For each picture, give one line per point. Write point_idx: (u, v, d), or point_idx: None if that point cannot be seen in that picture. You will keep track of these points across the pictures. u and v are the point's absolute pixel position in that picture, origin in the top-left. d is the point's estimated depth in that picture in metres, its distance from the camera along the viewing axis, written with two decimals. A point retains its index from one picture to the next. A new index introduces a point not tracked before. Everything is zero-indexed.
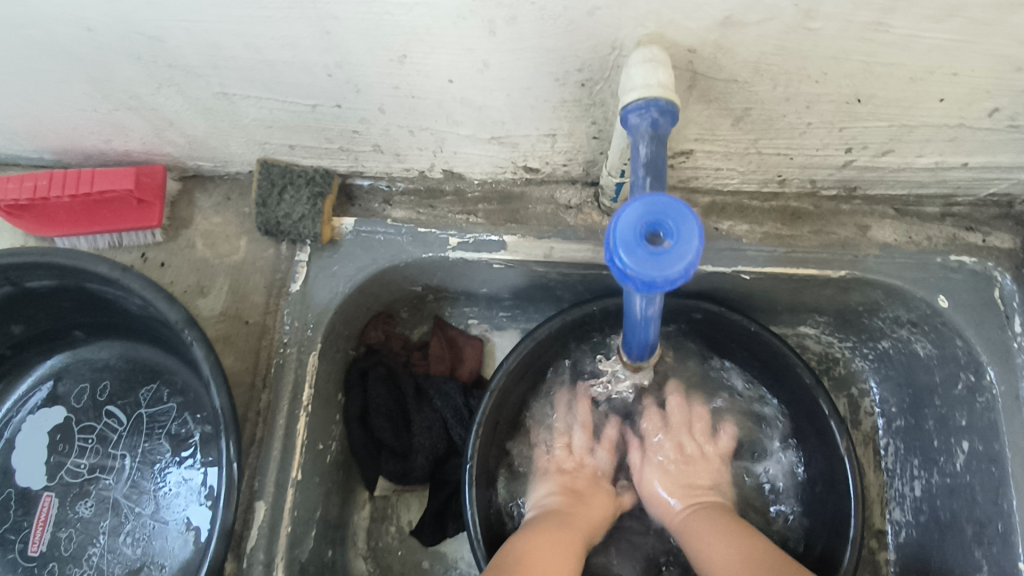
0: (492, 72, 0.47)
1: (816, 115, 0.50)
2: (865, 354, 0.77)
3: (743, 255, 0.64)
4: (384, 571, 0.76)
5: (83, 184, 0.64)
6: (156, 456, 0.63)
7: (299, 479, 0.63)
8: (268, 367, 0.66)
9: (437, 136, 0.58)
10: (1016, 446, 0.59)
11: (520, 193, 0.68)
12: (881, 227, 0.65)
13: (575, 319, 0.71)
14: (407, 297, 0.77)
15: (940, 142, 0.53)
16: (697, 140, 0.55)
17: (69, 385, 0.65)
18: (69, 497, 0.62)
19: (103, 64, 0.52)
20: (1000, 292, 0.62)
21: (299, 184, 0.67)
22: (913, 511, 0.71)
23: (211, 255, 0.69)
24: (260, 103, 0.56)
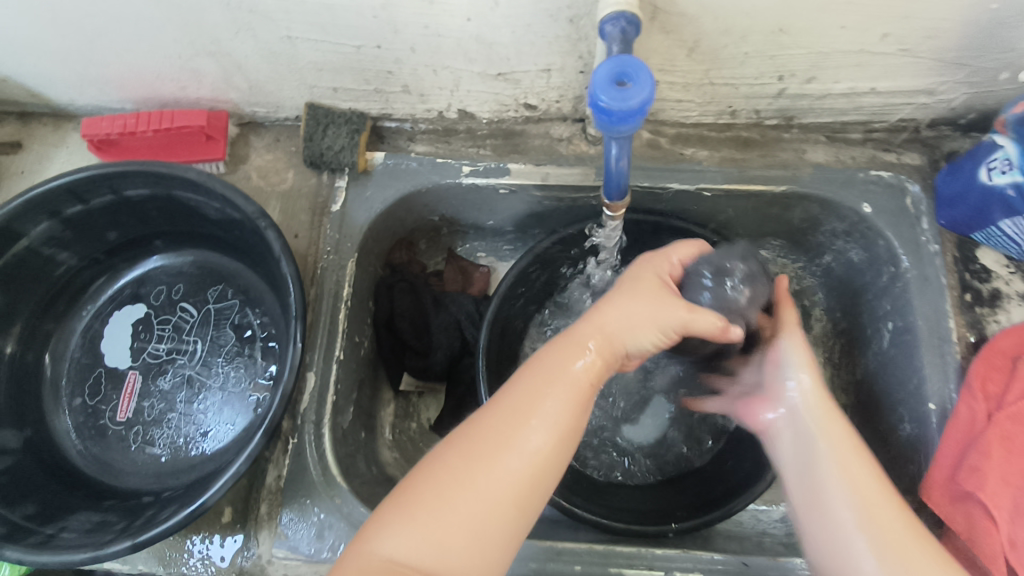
0: (501, 10, 0.62)
1: (751, 45, 0.65)
2: (813, 271, 0.90)
3: (703, 175, 0.79)
4: (408, 457, 0.89)
5: (165, 121, 0.78)
6: (222, 341, 0.76)
7: (341, 358, 0.77)
8: (315, 268, 0.80)
9: (455, 74, 0.73)
10: (925, 316, 0.73)
11: (521, 131, 0.83)
12: (815, 150, 0.80)
13: (568, 236, 0.84)
14: (425, 228, 0.92)
15: (850, 68, 0.68)
16: (662, 71, 0.70)
17: (149, 287, 0.79)
18: (150, 374, 0.75)
19: (194, 12, 0.66)
20: (911, 198, 0.77)
21: (339, 123, 0.82)
22: (855, 393, 0.85)
23: (265, 185, 0.84)
24: (317, 45, 0.70)
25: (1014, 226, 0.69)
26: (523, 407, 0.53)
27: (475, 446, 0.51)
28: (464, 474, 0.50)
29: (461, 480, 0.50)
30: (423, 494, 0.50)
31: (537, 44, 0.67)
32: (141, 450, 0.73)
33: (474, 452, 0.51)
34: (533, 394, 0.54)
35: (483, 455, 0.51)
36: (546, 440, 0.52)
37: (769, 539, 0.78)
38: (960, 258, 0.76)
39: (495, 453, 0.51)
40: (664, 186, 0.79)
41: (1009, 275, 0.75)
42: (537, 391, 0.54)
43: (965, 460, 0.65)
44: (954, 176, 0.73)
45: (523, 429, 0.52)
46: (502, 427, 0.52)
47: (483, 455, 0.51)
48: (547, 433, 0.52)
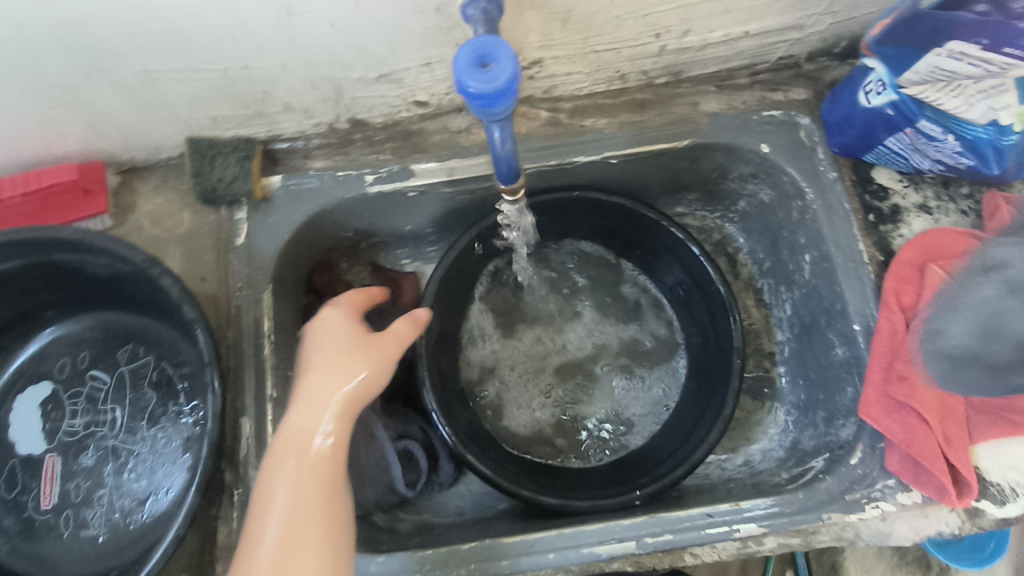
0: (364, 10, 0.60)
1: (621, 7, 0.65)
2: (732, 218, 0.93)
3: (606, 142, 0.79)
4: None
5: (32, 182, 0.72)
6: (144, 403, 0.72)
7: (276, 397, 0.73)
8: (229, 308, 0.76)
9: (335, 83, 0.71)
10: (835, 242, 0.76)
11: (419, 129, 0.81)
12: (708, 101, 0.81)
13: (488, 228, 0.83)
14: (343, 246, 0.89)
15: (720, 15, 0.69)
16: (542, 47, 0.70)
17: (52, 362, 0.73)
18: (70, 453, 0.70)
19: (35, 61, 0.61)
20: (804, 131, 0.79)
21: (226, 152, 0.78)
22: (789, 328, 0.88)
23: (159, 231, 0.79)
24: (178, 75, 0.66)
25: (898, 141, 0.72)
26: (306, 433, 0.60)
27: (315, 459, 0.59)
28: (309, 483, 0.58)
29: (292, 514, 0.56)
30: (258, 534, 0.56)
31: (412, 39, 0.65)
32: (76, 535, 0.67)
33: (309, 474, 0.58)
34: (308, 420, 0.61)
35: (310, 493, 0.57)
36: (306, 466, 0.58)
37: (733, 485, 0.79)
38: (858, 181, 0.78)
39: (295, 484, 0.58)
40: (570, 161, 0.79)
41: (904, 189, 0.77)
42: (309, 408, 0.61)
43: (894, 370, 0.68)
44: (838, 104, 0.76)
45: (285, 458, 0.59)
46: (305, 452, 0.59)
47: (307, 486, 0.58)
48: (309, 468, 0.58)
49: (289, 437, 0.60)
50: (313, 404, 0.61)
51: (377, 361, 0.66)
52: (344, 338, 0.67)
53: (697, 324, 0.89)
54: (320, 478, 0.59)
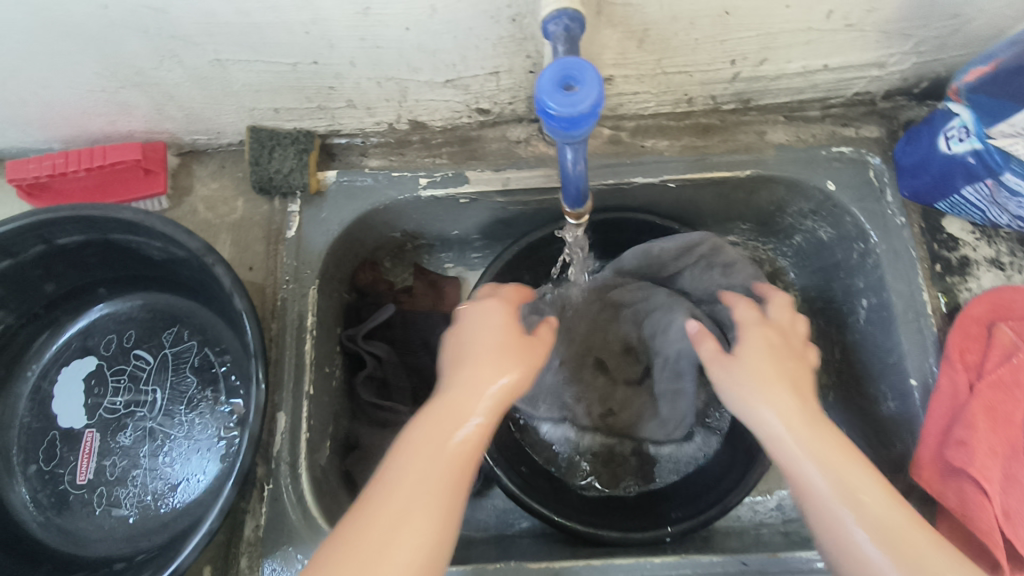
0: (441, 16, 0.59)
1: (700, 31, 0.63)
2: (785, 252, 0.90)
3: (666, 166, 0.77)
4: None
5: (96, 158, 0.73)
6: (183, 387, 0.72)
7: (311, 393, 0.73)
8: (274, 300, 0.76)
9: (401, 85, 0.70)
10: (897, 291, 0.73)
11: (477, 136, 0.80)
12: (775, 131, 0.79)
13: (535, 241, 0.83)
14: (389, 246, 0.89)
15: (800, 47, 0.67)
16: (613, 65, 0.68)
17: (98, 338, 0.74)
18: (109, 430, 0.70)
19: (114, 42, 0.62)
20: (874, 171, 0.76)
21: (285, 143, 0.78)
22: (835, 372, 0.85)
23: (213, 216, 0.80)
24: (250, 66, 0.66)
25: (976, 192, 0.68)
26: (440, 427, 0.51)
27: (449, 448, 0.50)
28: (434, 474, 0.49)
29: (416, 498, 0.48)
30: (366, 525, 0.47)
31: (483, 48, 0.64)
32: (107, 513, 0.68)
33: (436, 463, 0.50)
34: (449, 411, 0.52)
35: (442, 482, 0.49)
36: (436, 456, 0.50)
37: (767, 530, 0.77)
38: (927, 228, 0.75)
39: (421, 471, 0.49)
40: (629, 181, 0.77)
41: (976, 241, 0.74)
42: (452, 406, 0.52)
43: (951, 435, 0.65)
44: (915, 145, 0.73)
45: (421, 439, 0.51)
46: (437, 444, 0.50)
47: (433, 485, 0.49)
48: (449, 457, 0.50)
49: (428, 419, 0.52)
50: (460, 388, 0.53)
51: (529, 368, 0.56)
52: (493, 330, 0.58)
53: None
54: (448, 477, 0.49)
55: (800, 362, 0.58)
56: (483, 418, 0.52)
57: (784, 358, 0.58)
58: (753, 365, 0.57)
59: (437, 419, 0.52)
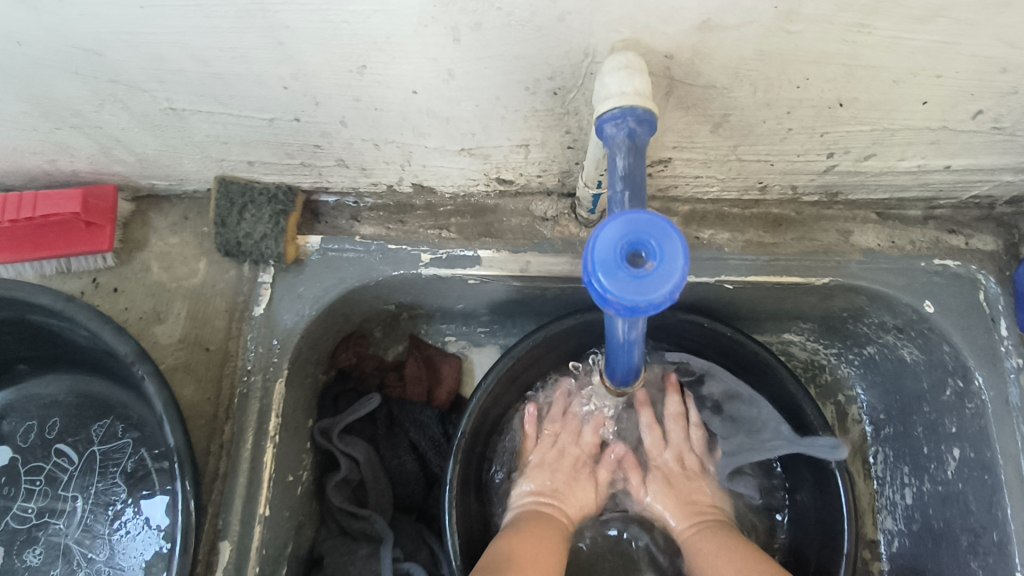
0: (458, 82, 0.44)
1: (797, 120, 0.48)
2: (851, 360, 0.75)
3: (725, 264, 0.63)
4: None
5: (24, 208, 0.59)
6: (111, 497, 0.58)
7: (266, 515, 0.59)
8: (230, 394, 0.62)
9: (404, 150, 0.55)
10: (1008, 453, 0.58)
11: (495, 206, 0.65)
12: (864, 232, 0.63)
13: (557, 334, 0.68)
14: (380, 316, 0.74)
15: (922, 145, 0.51)
16: (675, 147, 0.53)
17: (14, 424, 0.61)
18: (15, 544, 0.58)
19: (37, 80, 0.48)
20: (984, 295, 0.62)
21: (260, 202, 0.64)
22: (905, 519, 0.69)
23: (168, 279, 0.66)
24: (213, 118, 0.52)
25: None
26: (532, 552, 0.55)
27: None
28: None
29: None
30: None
31: (511, 119, 0.49)
32: None
33: None
34: (537, 544, 0.56)
35: None
36: None
37: None
38: None
39: None
40: None
41: None
42: (532, 543, 0.56)
43: None
44: None
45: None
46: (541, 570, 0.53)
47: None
48: None
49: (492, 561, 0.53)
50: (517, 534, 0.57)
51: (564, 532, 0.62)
52: (572, 463, 0.68)
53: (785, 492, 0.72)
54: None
55: (699, 482, 0.67)
56: (559, 549, 0.58)
57: (691, 476, 0.67)
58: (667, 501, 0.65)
59: (523, 542, 0.56)
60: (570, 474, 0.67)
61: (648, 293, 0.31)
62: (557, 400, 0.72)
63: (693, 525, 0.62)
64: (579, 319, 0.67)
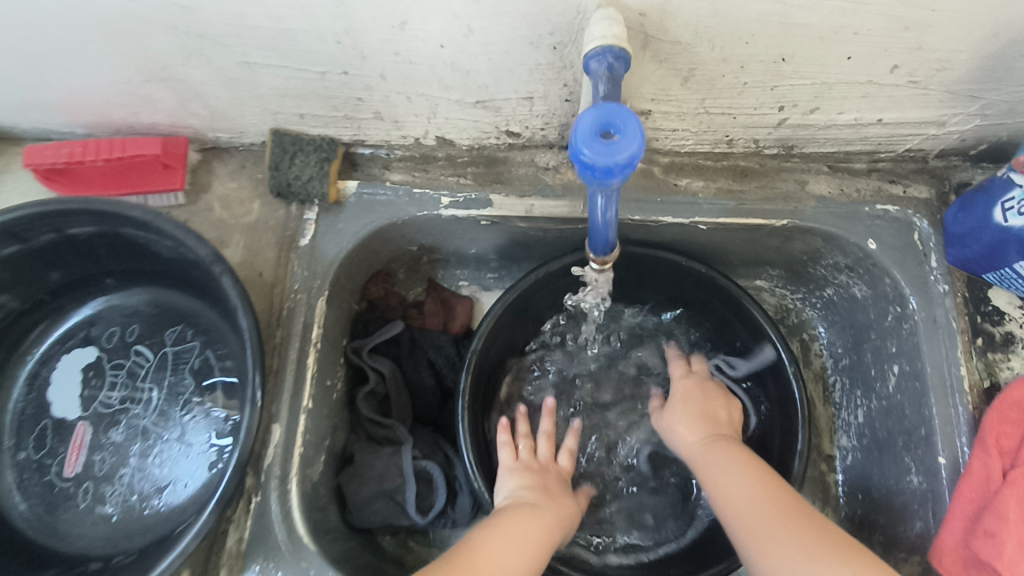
0: (477, 36, 0.56)
1: (749, 75, 0.60)
2: (813, 303, 0.86)
3: (698, 207, 0.74)
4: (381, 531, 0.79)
5: (116, 149, 0.72)
6: (181, 389, 0.70)
7: (310, 407, 0.71)
8: (282, 308, 0.74)
9: (430, 102, 0.68)
10: (933, 362, 0.68)
11: (504, 158, 0.77)
12: (817, 182, 0.75)
13: (556, 271, 0.80)
14: (404, 258, 0.86)
15: (856, 99, 0.63)
16: (653, 100, 0.65)
17: (101, 329, 0.73)
18: (101, 425, 0.69)
19: (141, 36, 0.60)
20: (919, 234, 0.72)
21: (308, 150, 0.76)
22: (857, 436, 0.80)
23: (228, 216, 0.78)
24: (278, 71, 0.64)
25: None
26: (506, 557, 0.60)
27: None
28: None
29: None
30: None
31: (518, 72, 0.61)
32: (90, 510, 0.67)
33: None
34: (513, 543, 0.61)
35: None
36: None
37: None
38: (971, 298, 0.71)
39: None
40: (657, 219, 0.74)
41: (1021, 317, 0.70)
42: (509, 540, 0.61)
43: (979, 523, 0.60)
44: (967, 214, 0.68)
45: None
46: (509, 572, 0.59)
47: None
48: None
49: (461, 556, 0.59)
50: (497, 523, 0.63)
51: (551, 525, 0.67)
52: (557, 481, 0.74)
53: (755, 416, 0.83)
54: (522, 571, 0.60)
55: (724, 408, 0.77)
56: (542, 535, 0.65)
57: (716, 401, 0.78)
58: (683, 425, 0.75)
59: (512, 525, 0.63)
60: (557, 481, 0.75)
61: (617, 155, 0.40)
62: (545, 419, 0.80)
63: (705, 439, 0.71)
64: (576, 258, 0.79)
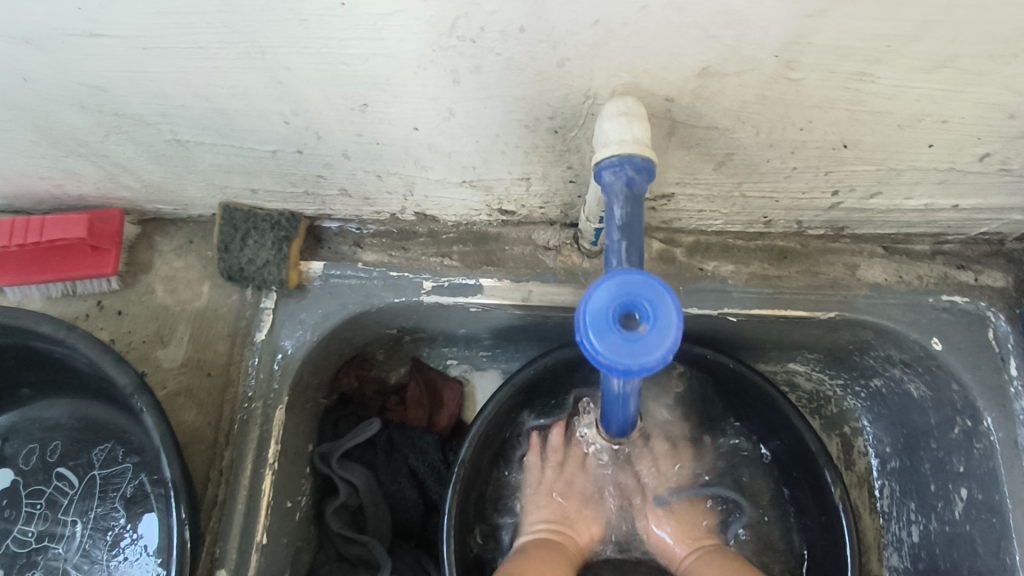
0: (459, 120, 0.44)
1: (801, 160, 0.48)
2: (857, 392, 0.74)
3: (728, 298, 0.62)
4: None
5: (31, 233, 0.60)
6: (109, 522, 0.58)
7: (264, 543, 0.59)
8: (232, 423, 0.62)
9: (405, 181, 0.56)
10: (1016, 496, 0.56)
11: (497, 235, 0.65)
12: (870, 266, 0.62)
13: (556, 363, 0.68)
14: (383, 340, 0.74)
15: (930, 185, 0.50)
16: (678, 183, 0.52)
17: (17, 446, 0.61)
18: (14, 569, 0.58)
19: (44, 113, 0.49)
20: (994, 333, 0.60)
21: (264, 228, 0.64)
22: (911, 557, 0.68)
23: (172, 302, 0.66)
24: (217, 149, 0.52)
25: None
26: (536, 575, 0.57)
27: None
28: None
29: None
30: None
31: (511, 154, 0.49)
32: None
33: None
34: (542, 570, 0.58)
35: None
36: None
37: None
38: None
39: None
40: (679, 310, 0.61)
41: None
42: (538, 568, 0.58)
43: None
44: None
45: None
46: None
47: None
48: None
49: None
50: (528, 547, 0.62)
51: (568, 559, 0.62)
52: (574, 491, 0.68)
53: (820, 552, 0.66)
54: None
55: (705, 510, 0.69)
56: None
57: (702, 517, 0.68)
58: (670, 513, 0.67)
59: (530, 572, 0.57)
60: (581, 503, 0.68)
61: (640, 356, 0.31)
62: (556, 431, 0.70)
63: (697, 552, 0.64)
64: (576, 350, 0.67)
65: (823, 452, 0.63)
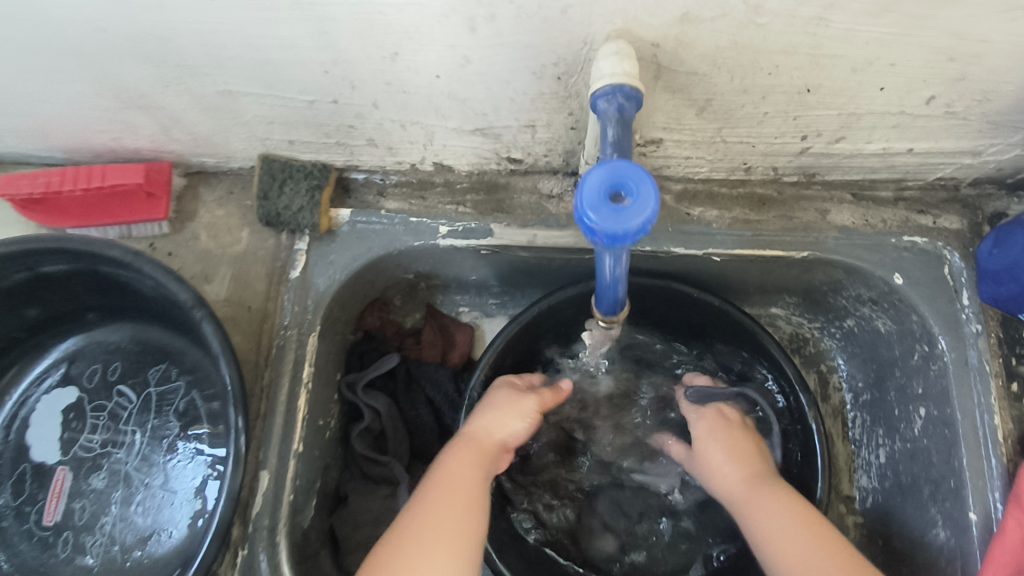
0: (475, 67, 0.52)
1: (771, 105, 0.55)
2: (833, 333, 0.82)
3: (712, 239, 0.69)
4: None
5: (94, 179, 0.68)
6: (164, 431, 0.67)
7: (299, 451, 0.67)
8: (270, 345, 0.70)
9: (426, 130, 0.63)
10: (965, 409, 0.64)
11: (506, 184, 0.73)
12: (840, 210, 0.70)
13: (559, 302, 0.75)
14: (401, 285, 0.81)
15: (886, 129, 0.58)
16: (665, 128, 0.60)
17: (82, 367, 0.70)
18: (82, 470, 0.66)
19: (114, 66, 0.56)
20: (949, 269, 0.67)
21: (298, 177, 0.72)
22: (879, 477, 0.76)
23: (214, 247, 0.73)
24: (262, 100, 0.60)
25: None
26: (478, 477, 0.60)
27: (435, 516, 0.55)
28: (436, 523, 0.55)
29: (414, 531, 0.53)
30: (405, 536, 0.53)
31: (520, 101, 0.57)
32: (70, 560, 0.64)
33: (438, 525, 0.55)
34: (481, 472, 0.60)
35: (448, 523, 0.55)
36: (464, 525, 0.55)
37: None
38: (1005, 339, 0.66)
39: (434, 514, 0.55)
40: (667, 249, 0.69)
41: None
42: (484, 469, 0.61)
43: None
44: (1004, 249, 0.63)
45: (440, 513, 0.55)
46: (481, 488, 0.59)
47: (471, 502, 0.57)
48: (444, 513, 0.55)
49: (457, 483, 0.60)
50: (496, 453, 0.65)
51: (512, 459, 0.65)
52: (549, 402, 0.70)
53: (791, 465, 0.74)
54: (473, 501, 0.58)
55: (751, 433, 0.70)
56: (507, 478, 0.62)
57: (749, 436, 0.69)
58: (722, 430, 0.69)
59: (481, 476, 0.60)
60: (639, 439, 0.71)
61: (630, 220, 0.36)
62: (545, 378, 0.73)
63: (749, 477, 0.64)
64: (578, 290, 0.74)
65: (796, 378, 0.71)
